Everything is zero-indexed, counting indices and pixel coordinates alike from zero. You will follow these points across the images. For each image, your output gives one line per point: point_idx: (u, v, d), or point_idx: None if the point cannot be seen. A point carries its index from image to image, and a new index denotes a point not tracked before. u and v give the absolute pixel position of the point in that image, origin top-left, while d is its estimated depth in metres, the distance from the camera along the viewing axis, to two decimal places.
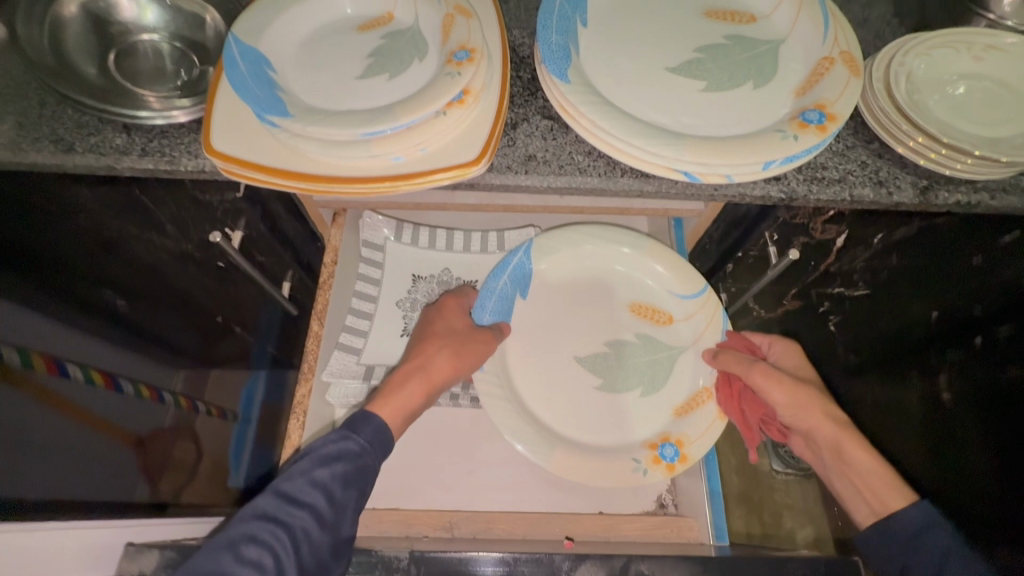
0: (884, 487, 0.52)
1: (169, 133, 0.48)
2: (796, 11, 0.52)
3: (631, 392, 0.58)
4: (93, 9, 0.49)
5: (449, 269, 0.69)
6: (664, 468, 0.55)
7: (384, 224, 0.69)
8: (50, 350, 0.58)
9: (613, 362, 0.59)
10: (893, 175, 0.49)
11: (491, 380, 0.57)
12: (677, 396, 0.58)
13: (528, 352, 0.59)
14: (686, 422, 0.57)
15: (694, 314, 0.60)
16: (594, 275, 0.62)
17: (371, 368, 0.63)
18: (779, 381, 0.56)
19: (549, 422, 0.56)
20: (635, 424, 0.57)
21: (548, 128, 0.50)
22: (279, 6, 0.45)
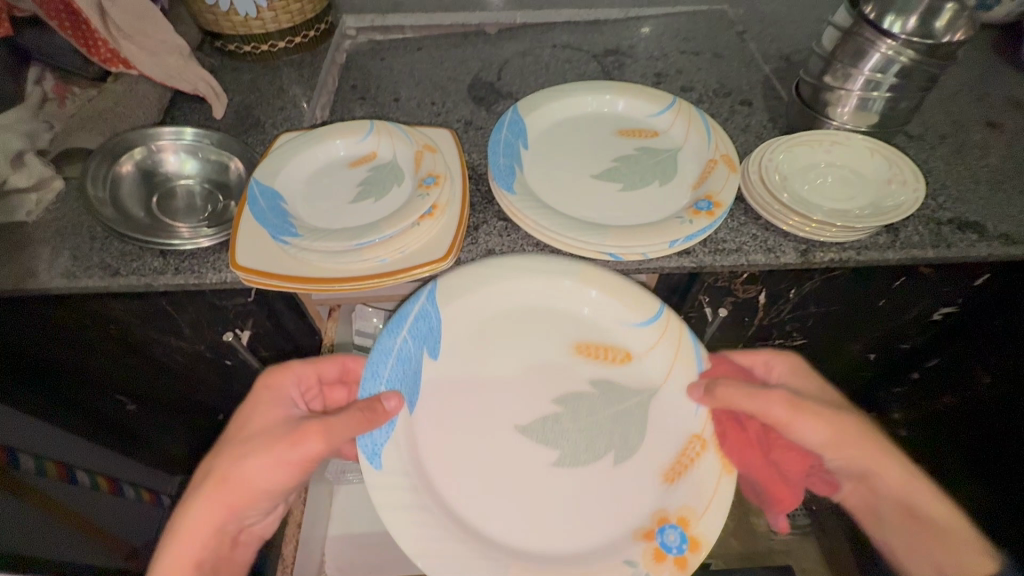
0: (959, 545, 0.53)
1: (198, 256, 0.59)
2: (687, 126, 0.68)
3: (602, 460, 0.50)
4: (142, 163, 0.63)
5: None
6: (670, 563, 0.45)
7: (374, 315, 0.82)
8: (62, 456, 0.65)
9: (568, 424, 0.52)
10: (779, 242, 0.62)
11: (393, 480, 0.47)
12: (662, 456, 0.50)
13: (449, 421, 0.51)
14: (680, 489, 0.48)
15: (657, 344, 0.54)
16: (530, 318, 0.56)
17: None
18: (818, 421, 0.54)
19: (496, 529, 0.47)
20: (619, 505, 0.48)
21: (504, 227, 0.63)
22: (287, 154, 0.59)
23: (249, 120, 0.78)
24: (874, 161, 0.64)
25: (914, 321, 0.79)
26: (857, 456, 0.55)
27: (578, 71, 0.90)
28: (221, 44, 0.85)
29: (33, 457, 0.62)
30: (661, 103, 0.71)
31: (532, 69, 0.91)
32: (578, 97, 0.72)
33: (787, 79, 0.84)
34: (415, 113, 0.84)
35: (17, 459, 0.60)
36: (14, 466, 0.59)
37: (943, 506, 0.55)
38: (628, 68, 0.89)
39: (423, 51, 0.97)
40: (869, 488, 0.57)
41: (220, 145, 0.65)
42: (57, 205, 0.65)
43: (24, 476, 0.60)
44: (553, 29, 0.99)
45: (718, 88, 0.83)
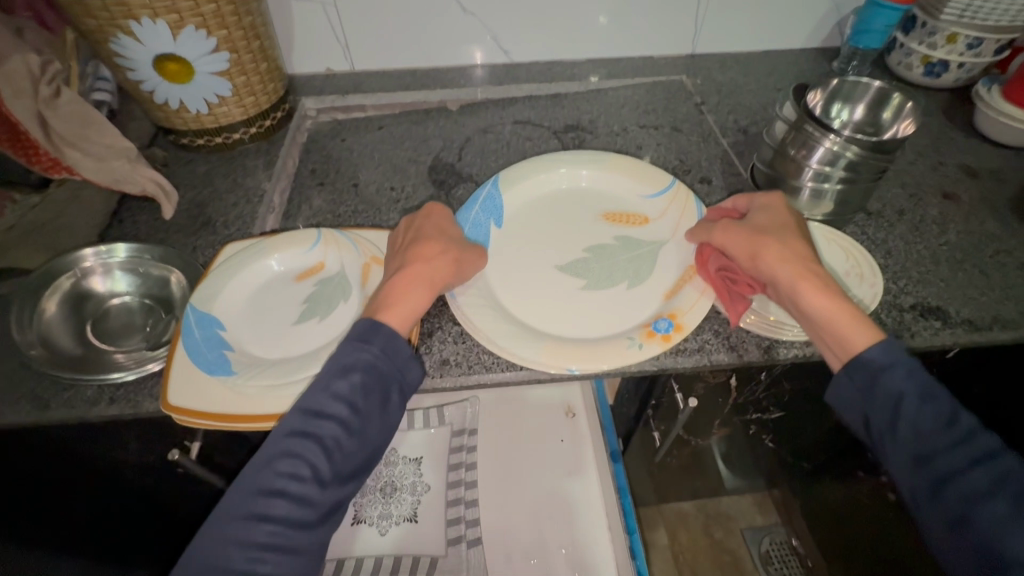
0: (844, 327, 0.52)
1: (135, 383, 0.56)
2: (662, 205, 0.70)
3: (617, 285, 0.63)
4: (75, 286, 0.61)
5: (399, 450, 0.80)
6: (660, 340, 0.57)
7: None
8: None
9: (595, 263, 0.66)
10: (742, 339, 0.61)
11: (470, 289, 0.60)
12: (664, 283, 0.63)
13: (508, 272, 0.64)
14: (676, 299, 0.61)
15: (667, 209, 0.70)
16: (566, 198, 0.73)
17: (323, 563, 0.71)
18: (736, 233, 0.59)
19: (528, 322, 0.60)
20: (630, 311, 0.61)
21: (459, 332, 0.61)
22: (228, 274, 0.57)
23: (200, 220, 0.76)
24: (832, 251, 0.63)
25: None
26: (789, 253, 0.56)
27: (539, 149, 0.90)
28: (175, 137, 0.84)
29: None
30: (637, 179, 0.72)
31: (493, 148, 0.90)
32: (550, 175, 0.73)
33: (746, 153, 0.85)
34: (374, 200, 0.83)
35: None
36: None
37: (841, 302, 0.52)
38: (589, 145, 0.89)
39: (384, 130, 0.96)
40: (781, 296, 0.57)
41: (161, 258, 0.63)
42: None
43: None
44: (515, 103, 0.99)
45: (678, 165, 0.83)
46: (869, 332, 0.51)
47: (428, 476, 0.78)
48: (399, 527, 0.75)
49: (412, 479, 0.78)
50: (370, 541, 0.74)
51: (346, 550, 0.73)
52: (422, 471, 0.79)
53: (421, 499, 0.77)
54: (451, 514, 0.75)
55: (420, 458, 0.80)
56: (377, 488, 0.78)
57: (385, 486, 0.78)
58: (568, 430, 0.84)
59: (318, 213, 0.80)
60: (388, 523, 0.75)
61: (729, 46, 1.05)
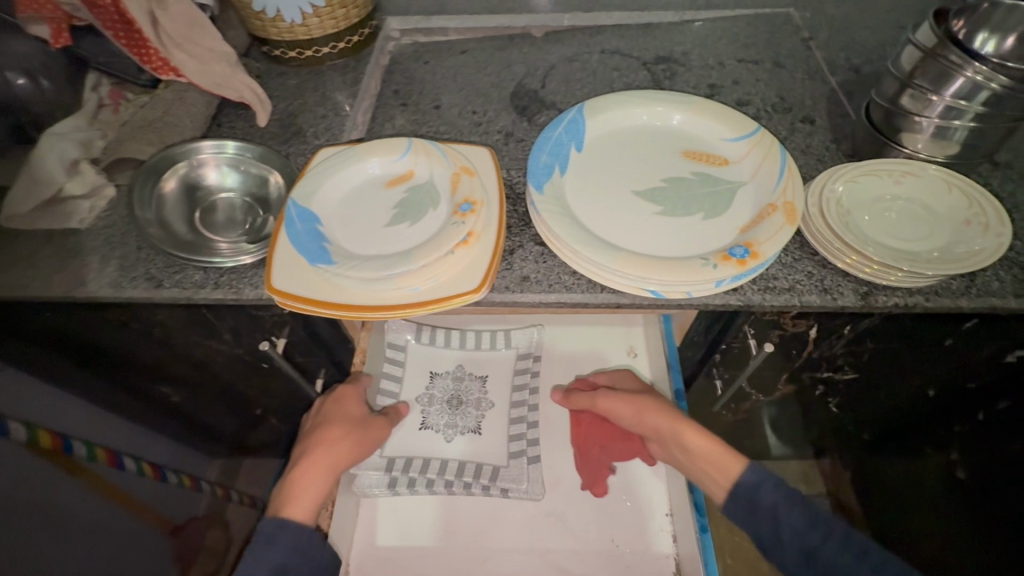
0: (724, 464, 0.67)
1: (236, 271, 0.60)
2: (747, 147, 0.63)
3: (693, 216, 0.58)
4: (183, 178, 0.65)
5: (462, 366, 0.84)
6: (735, 264, 0.52)
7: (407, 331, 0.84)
8: (156, 460, 0.84)
9: (671, 193, 0.61)
10: (837, 283, 0.57)
11: (549, 201, 0.58)
12: (741, 218, 0.58)
13: (589, 190, 0.61)
14: (752, 231, 0.55)
15: (750, 152, 0.62)
16: (645, 132, 0.67)
17: (392, 459, 0.76)
18: (622, 400, 0.73)
19: (606, 238, 0.57)
20: (702, 240, 0.56)
21: (540, 252, 0.61)
22: (324, 173, 0.59)
23: (292, 129, 0.78)
24: (952, 197, 0.59)
25: (984, 362, 0.71)
26: (663, 424, 0.70)
27: (627, 80, 0.85)
28: (267, 49, 0.85)
29: (134, 459, 0.78)
30: (721, 119, 0.65)
31: (578, 77, 0.87)
32: (635, 105, 0.67)
33: (857, 94, 0.78)
34: (455, 122, 0.82)
35: (7, 426, 0.59)
36: (2, 434, 0.58)
37: (715, 445, 0.68)
38: (681, 77, 0.84)
39: (466, 54, 0.93)
40: (664, 452, 0.72)
41: (261, 159, 0.66)
42: (107, 211, 0.68)
43: (15, 443, 0.59)
44: (602, 32, 0.94)
45: (778, 102, 0.77)
46: (736, 461, 0.67)
47: (493, 396, 0.82)
48: (465, 436, 0.78)
49: (478, 394, 0.82)
50: (436, 445, 0.78)
51: (414, 451, 0.77)
52: (488, 389, 0.82)
53: (485, 414, 0.80)
54: (514, 431, 0.78)
55: (486, 377, 0.83)
56: (445, 400, 0.81)
57: (452, 399, 0.81)
58: (629, 368, 0.84)
59: (400, 131, 0.80)
60: (455, 432, 0.79)
61: None
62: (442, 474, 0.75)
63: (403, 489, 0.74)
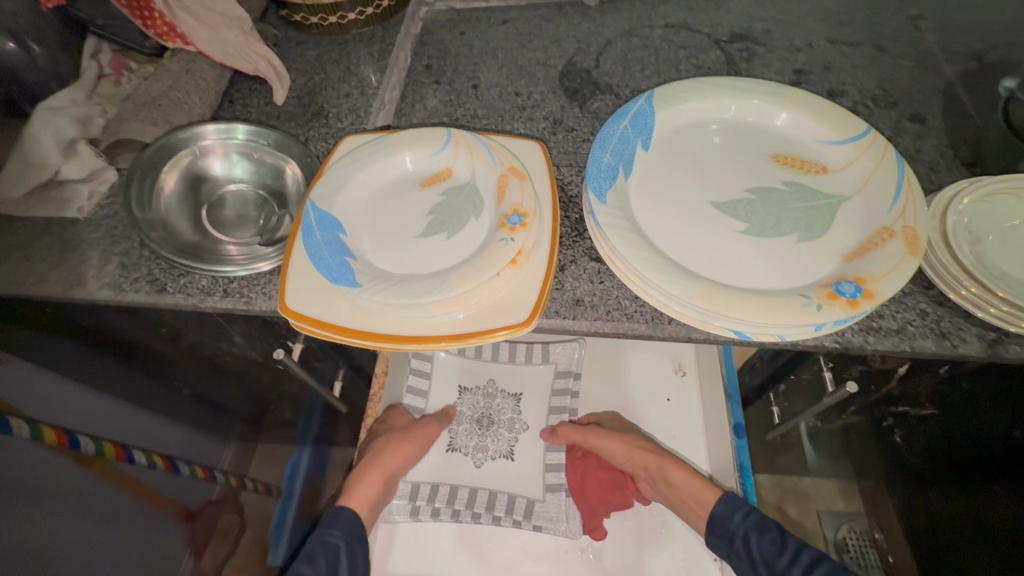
0: (702, 494, 0.63)
1: (247, 278, 0.52)
2: (854, 153, 0.52)
3: (786, 238, 0.49)
4: (191, 167, 0.57)
5: (495, 381, 0.77)
6: (844, 305, 0.42)
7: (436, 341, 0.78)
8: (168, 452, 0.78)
9: (758, 207, 0.51)
10: (956, 327, 0.48)
11: (613, 212, 0.49)
12: (845, 244, 0.48)
13: (659, 200, 0.51)
14: (863, 262, 0.45)
15: (858, 159, 0.52)
16: (724, 130, 0.56)
17: (416, 485, 0.70)
18: (612, 438, 0.68)
19: (680, 261, 0.48)
20: (798, 270, 0.46)
21: (596, 270, 0.52)
22: (349, 170, 0.50)
23: (312, 108, 0.69)
24: None
25: None
26: (650, 462, 0.65)
27: (696, 61, 0.73)
28: (286, 13, 0.75)
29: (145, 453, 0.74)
30: (821, 116, 0.54)
31: (638, 55, 0.75)
32: (715, 96, 0.57)
33: (976, 88, 0.65)
34: (495, 104, 0.71)
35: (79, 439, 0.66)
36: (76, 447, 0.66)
37: (693, 475, 0.64)
38: (760, 59, 0.71)
39: (508, 24, 0.82)
40: (654, 488, 0.66)
41: (276, 146, 0.58)
42: (109, 199, 0.61)
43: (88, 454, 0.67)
44: (666, 2, 0.82)
45: (880, 94, 0.65)
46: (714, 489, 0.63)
47: (528, 418, 0.75)
48: (495, 461, 0.73)
49: (509, 414, 0.75)
50: (464, 470, 0.72)
51: (441, 476, 0.71)
52: (521, 408, 0.76)
53: (518, 438, 0.74)
54: (551, 459, 0.72)
55: (519, 395, 0.76)
56: (474, 419, 0.75)
57: (482, 418, 0.75)
58: (677, 391, 0.76)
59: (432, 114, 0.70)
60: (483, 457, 0.73)
61: None
62: (470, 505, 0.69)
63: (426, 519, 0.68)
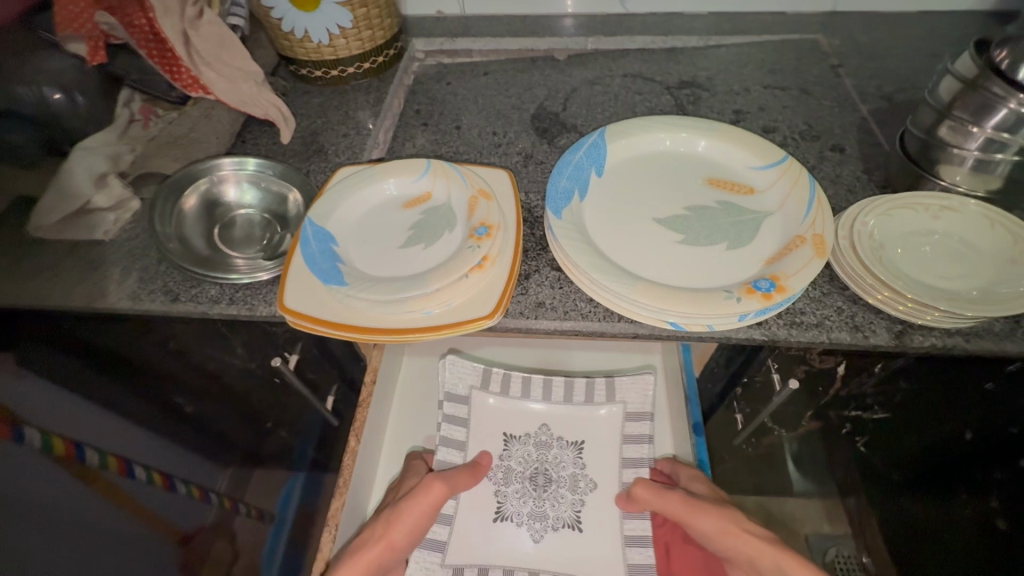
0: None
1: (252, 288, 0.60)
2: (775, 176, 0.61)
3: (716, 246, 0.57)
4: (209, 194, 0.66)
5: (548, 427, 0.75)
6: (760, 298, 0.50)
7: (475, 377, 0.75)
8: (167, 467, 0.72)
9: (693, 221, 0.59)
10: (869, 321, 0.55)
11: (567, 226, 0.57)
12: (766, 250, 0.55)
13: (607, 216, 0.60)
14: (778, 263, 0.53)
15: (778, 182, 0.60)
16: (666, 159, 0.65)
17: (459, 567, 0.68)
18: (706, 513, 0.63)
19: (625, 266, 0.55)
20: (725, 271, 0.54)
21: (556, 277, 0.59)
22: (342, 193, 0.59)
23: (313, 147, 0.79)
24: (994, 234, 0.56)
25: None
26: (744, 550, 0.61)
27: (649, 104, 0.84)
28: (294, 68, 0.87)
29: (145, 467, 0.68)
30: (750, 147, 0.64)
31: (600, 100, 0.86)
32: (657, 131, 0.66)
33: (888, 122, 0.75)
34: (475, 143, 0.81)
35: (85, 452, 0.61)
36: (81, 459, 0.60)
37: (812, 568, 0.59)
38: (705, 102, 0.82)
39: (488, 75, 0.94)
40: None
41: (282, 177, 0.67)
42: (131, 224, 0.69)
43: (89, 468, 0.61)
44: (626, 56, 0.94)
45: (806, 130, 0.75)
46: None
47: (592, 471, 0.73)
48: (559, 531, 0.70)
49: (572, 470, 0.74)
50: (518, 542, 0.70)
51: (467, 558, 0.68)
52: (583, 462, 0.74)
53: (583, 500, 0.72)
54: (632, 531, 0.70)
55: (579, 444, 0.75)
56: (526, 475, 0.73)
57: (537, 476, 0.73)
58: None
59: (420, 152, 0.80)
60: (542, 530, 0.71)
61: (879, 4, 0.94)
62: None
63: None
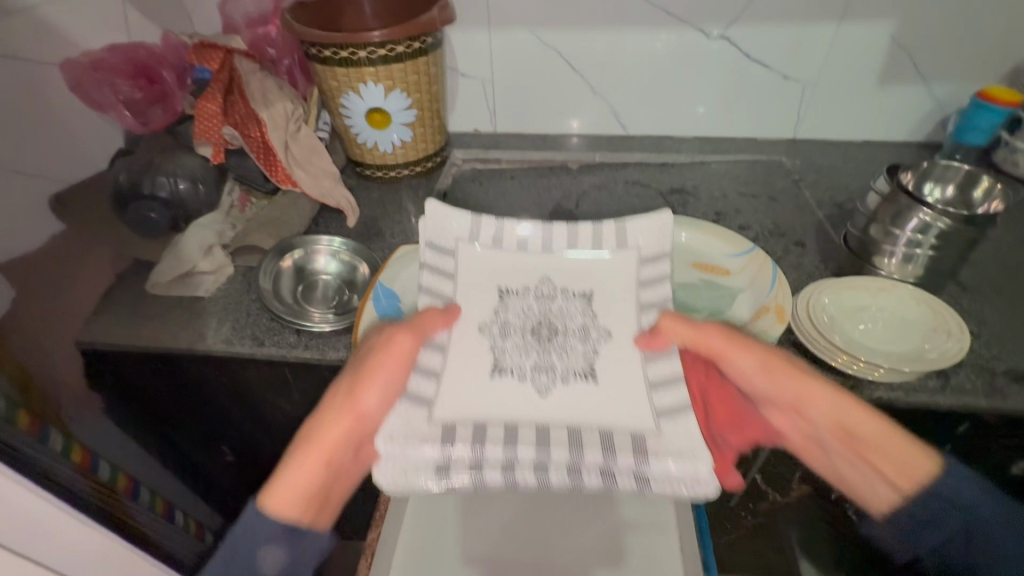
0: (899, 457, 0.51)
1: (326, 337, 0.74)
2: (745, 262, 0.77)
3: (700, 314, 0.71)
4: (299, 261, 0.82)
5: (549, 278, 0.68)
6: None
7: (463, 230, 0.70)
8: (169, 499, 0.89)
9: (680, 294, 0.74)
10: (828, 376, 0.67)
11: None
12: (740, 318, 0.70)
13: None
14: (748, 327, 0.67)
15: (747, 266, 0.76)
16: None
17: (451, 424, 0.57)
18: (748, 350, 0.57)
19: None
20: None
21: None
22: (405, 265, 0.76)
23: (374, 231, 0.97)
24: (920, 310, 0.70)
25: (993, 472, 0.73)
26: (790, 390, 0.55)
27: (647, 205, 1.03)
28: (361, 168, 1.08)
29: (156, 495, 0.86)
30: (725, 239, 0.80)
31: (606, 201, 1.05)
32: None
33: (840, 225, 0.93)
34: None
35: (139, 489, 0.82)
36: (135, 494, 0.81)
37: (892, 430, 0.52)
38: (692, 205, 1.01)
39: (514, 178, 1.14)
40: (800, 423, 0.55)
41: (354, 252, 0.84)
42: (225, 285, 0.85)
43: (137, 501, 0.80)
44: (627, 167, 1.15)
45: (774, 229, 0.93)
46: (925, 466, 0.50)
47: (606, 322, 0.65)
48: (568, 382, 0.61)
49: (580, 321, 0.65)
50: (520, 394, 0.60)
51: (460, 410, 0.59)
52: (593, 313, 0.66)
53: (597, 350, 0.63)
54: (655, 375, 0.61)
55: (587, 295, 0.67)
56: (526, 329, 0.65)
57: (540, 329, 0.65)
58: None
59: None
60: (550, 382, 0.61)
61: (832, 134, 1.16)
62: None
63: (455, 473, 0.54)
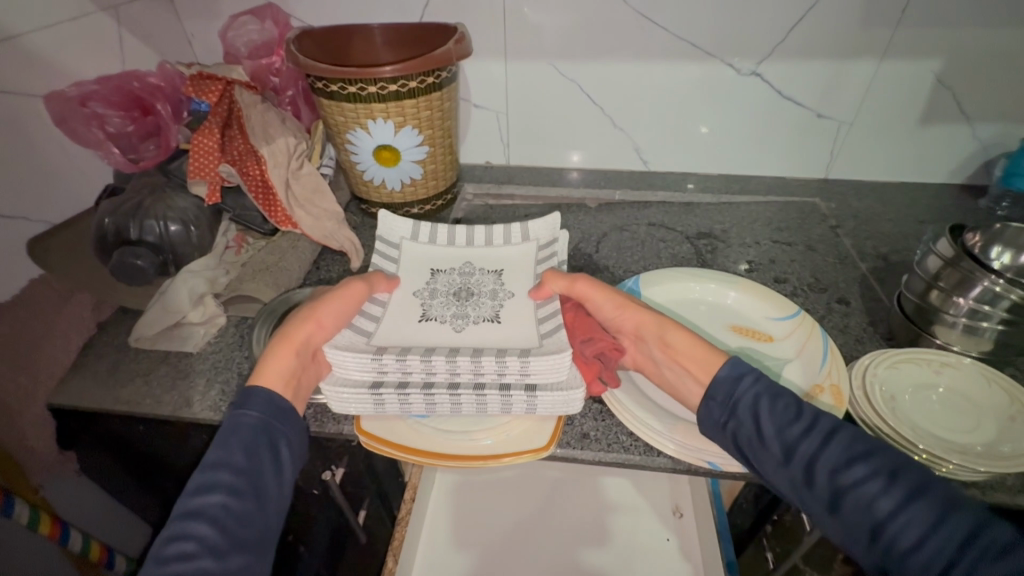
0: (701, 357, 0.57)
1: (323, 406, 0.66)
2: (791, 327, 0.70)
3: None
4: None
5: (470, 263, 0.72)
6: None
7: (403, 227, 0.75)
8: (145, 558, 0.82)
9: None
10: None
11: None
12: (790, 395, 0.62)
13: None
14: None
15: (794, 332, 0.69)
16: (693, 306, 0.75)
17: (382, 347, 0.59)
18: (603, 294, 0.65)
19: (663, 407, 0.62)
20: None
21: (598, 410, 0.66)
22: None
23: None
24: (992, 393, 0.63)
25: None
26: (635, 319, 0.63)
27: (673, 252, 0.96)
28: (366, 207, 1.01)
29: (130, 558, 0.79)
30: (766, 300, 0.73)
31: (628, 246, 0.98)
32: (685, 282, 0.76)
33: (885, 281, 0.86)
34: None
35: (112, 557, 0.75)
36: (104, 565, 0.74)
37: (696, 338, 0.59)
38: (721, 252, 0.94)
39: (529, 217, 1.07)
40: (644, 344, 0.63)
41: None
42: (217, 339, 0.77)
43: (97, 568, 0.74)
44: (649, 207, 1.08)
45: (813, 283, 0.85)
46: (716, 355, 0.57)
47: (512, 287, 0.68)
48: (478, 326, 0.63)
49: (493, 288, 0.68)
50: (441, 334, 0.62)
51: (407, 341, 0.61)
52: (503, 282, 0.69)
53: (504, 303, 0.66)
54: (544, 312, 0.64)
55: (500, 272, 0.71)
56: (451, 292, 0.68)
57: (459, 291, 0.68)
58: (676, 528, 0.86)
59: None
60: (465, 322, 0.64)
61: (866, 175, 1.09)
62: None
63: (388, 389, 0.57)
